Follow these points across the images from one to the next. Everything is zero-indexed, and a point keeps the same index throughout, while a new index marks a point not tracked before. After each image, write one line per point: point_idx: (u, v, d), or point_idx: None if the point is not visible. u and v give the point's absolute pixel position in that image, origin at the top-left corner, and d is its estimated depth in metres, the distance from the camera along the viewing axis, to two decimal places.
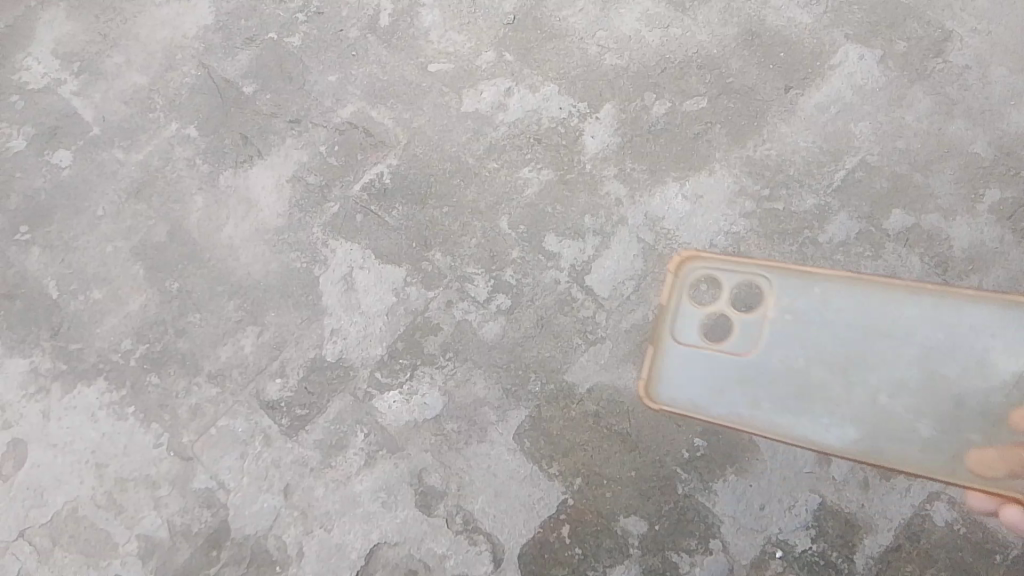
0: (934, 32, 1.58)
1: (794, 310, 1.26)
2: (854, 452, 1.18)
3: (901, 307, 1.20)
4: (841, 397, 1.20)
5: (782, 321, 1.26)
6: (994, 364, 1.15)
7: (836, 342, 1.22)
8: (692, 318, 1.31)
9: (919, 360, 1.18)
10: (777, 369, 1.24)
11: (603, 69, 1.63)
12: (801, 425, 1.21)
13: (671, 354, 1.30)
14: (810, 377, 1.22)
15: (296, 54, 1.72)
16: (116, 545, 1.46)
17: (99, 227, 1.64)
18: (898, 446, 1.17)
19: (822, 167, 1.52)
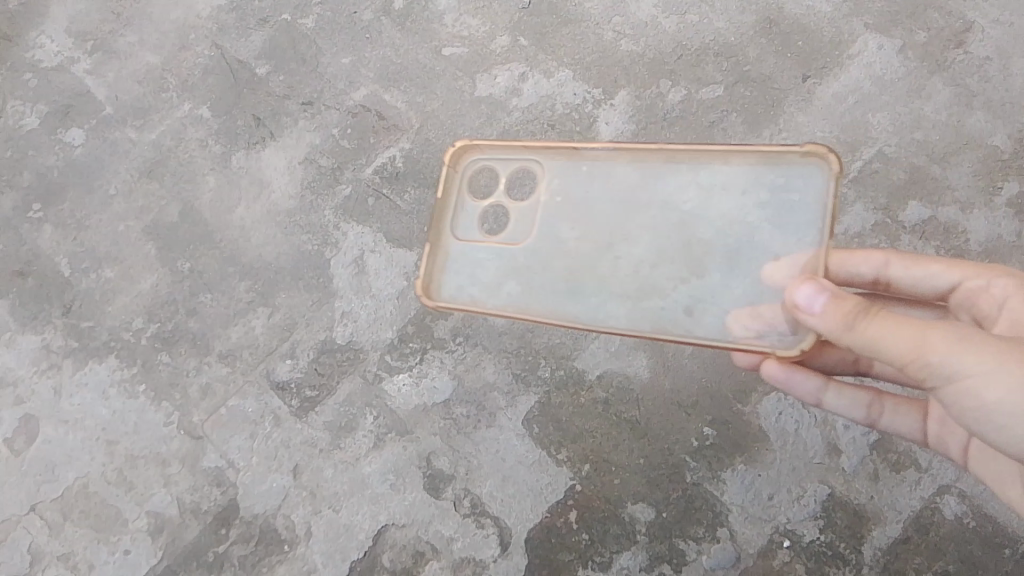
0: (954, 23, 1.56)
1: (567, 192, 1.11)
2: (626, 329, 1.04)
3: (604, 175, 1.09)
4: (609, 276, 1.07)
5: (551, 206, 1.12)
6: (804, 224, 0.99)
7: (597, 219, 1.09)
8: (472, 210, 1.14)
9: (683, 227, 1.06)
10: (539, 252, 1.11)
11: (618, 55, 1.62)
12: (609, 318, 1.05)
13: (451, 249, 1.13)
14: (579, 261, 1.09)
15: (310, 36, 1.72)
16: (125, 521, 1.46)
17: (112, 206, 1.65)
18: (682, 327, 1.03)
19: (838, 157, 1.51)
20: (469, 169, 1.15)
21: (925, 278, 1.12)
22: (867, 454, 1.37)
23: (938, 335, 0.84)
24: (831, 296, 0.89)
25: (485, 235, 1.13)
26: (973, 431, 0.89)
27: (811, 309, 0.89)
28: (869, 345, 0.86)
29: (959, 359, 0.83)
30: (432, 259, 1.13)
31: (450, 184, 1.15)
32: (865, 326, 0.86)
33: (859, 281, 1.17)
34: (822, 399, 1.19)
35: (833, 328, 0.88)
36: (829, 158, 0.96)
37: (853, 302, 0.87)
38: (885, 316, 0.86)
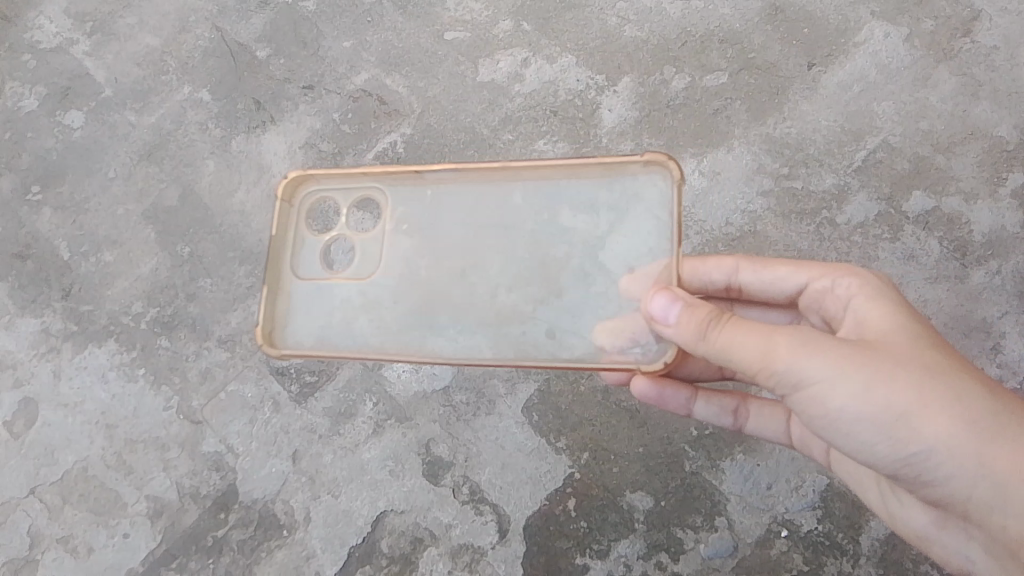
0: (962, 12, 1.55)
1: (410, 218, 1.12)
2: (492, 359, 1.04)
3: (450, 198, 1.10)
4: (467, 303, 1.08)
5: (398, 235, 1.12)
6: (650, 236, 1.03)
7: (448, 242, 1.10)
8: (314, 247, 1.12)
9: (536, 246, 1.08)
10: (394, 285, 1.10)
11: (622, 41, 1.61)
12: (463, 349, 1.05)
13: (295, 290, 1.10)
14: (434, 289, 1.09)
15: (311, 19, 1.70)
16: (125, 505, 1.46)
17: (111, 189, 1.64)
18: (545, 349, 1.04)
19: (841, 146, 1.50)
20: (307, 203, 1.13)
21: (772, 281, 1.13)
22: None
23: (788, 341, 0.88)
24: (684, 304, 0.92)
25: (331, 272, 1.11)
26: (825, 438, 0.93)
27: (666, 320, 0.93)
28: (720, 351, 0.89)
29: (810, 363, 0.87)
30: (275, 301, 1.09)
31: (285, 220, 1.12)
32: (718, 334, 0.89)
33: (715, 287, 1.18)
34: (692, 408, 1.23)
35: (687, 338, 0.91)
36: (671, 165, 0.99)
37: (705, 308, 0.91)
38: (735, 322, 0.90)
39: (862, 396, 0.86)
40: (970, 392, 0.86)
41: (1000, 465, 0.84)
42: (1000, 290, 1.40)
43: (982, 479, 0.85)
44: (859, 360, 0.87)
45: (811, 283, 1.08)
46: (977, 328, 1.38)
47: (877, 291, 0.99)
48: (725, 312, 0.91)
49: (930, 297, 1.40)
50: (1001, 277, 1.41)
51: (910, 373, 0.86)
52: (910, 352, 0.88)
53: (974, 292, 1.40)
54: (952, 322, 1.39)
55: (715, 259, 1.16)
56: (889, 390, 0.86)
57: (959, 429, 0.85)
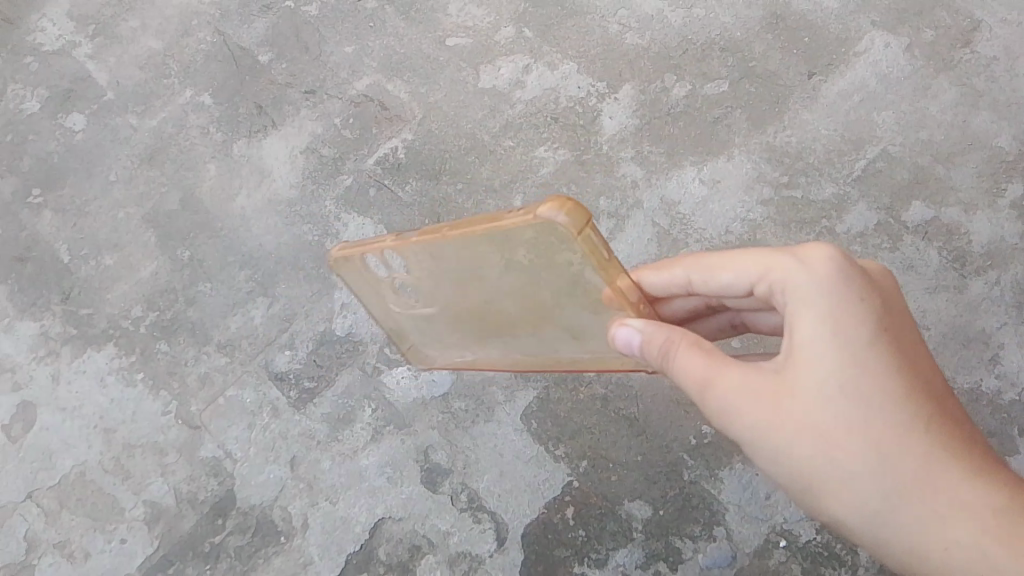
0: (962, 22, 1.56)
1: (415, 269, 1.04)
2: (567, 361, 1.13)
3: (429, 254, 0.99)
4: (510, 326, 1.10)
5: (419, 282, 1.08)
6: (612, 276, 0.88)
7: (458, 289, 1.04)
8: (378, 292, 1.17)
9: (520, 290, 0.98)
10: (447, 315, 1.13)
11: (624, 48, 1.62)
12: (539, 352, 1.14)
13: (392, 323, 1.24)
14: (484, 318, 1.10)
15: (314, 24, 1.72)
16: (122, 510, 1.46)
17: (112, 193, 1.64)
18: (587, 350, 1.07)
19: (842, 155, 1.50)
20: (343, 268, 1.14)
21: (727, 284, 0.97)
22: None
23: (714, 399, 0.90)
24: (643, 335, 0.92)
25: (401, 308, 1.19)
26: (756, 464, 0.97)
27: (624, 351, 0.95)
28: (668, 373, 0.94)
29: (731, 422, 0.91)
30: (397, 336, 1.29)
31: (352, 275, 1.15)
32: (665, 370, 0.93)
33: (678, 293, 1.03)
34: None
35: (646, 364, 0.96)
36: (565, 221, 0.81)
37: (660, 343, 0.92)
38: (681, 364, 0.91)
39: (773, 461, 0.90)
40: (881, 477, 0.86)
41: (891, 549, 0.87)
42: (999, 301, 1.39)
43: (877, 548, 0.89)
44: (775, 429, 0.88)
45: (766, 285, 0.92)
46: (976, 339, 1.37)
47: (840, 326, 0.87)
48: (678, 344, 0.91)
49: (928, 307, 1.39)
50: (1000, 288, 1.40)
51: (822, 451, 0.87)
52: (825, 423, 0.86)
53: (972, 303, 1.39)
54: (952, 333, 1.37)
55: (666, 269, 1.01)
56: (796, 461, 0.88)
57: (859, 510, 0.87)
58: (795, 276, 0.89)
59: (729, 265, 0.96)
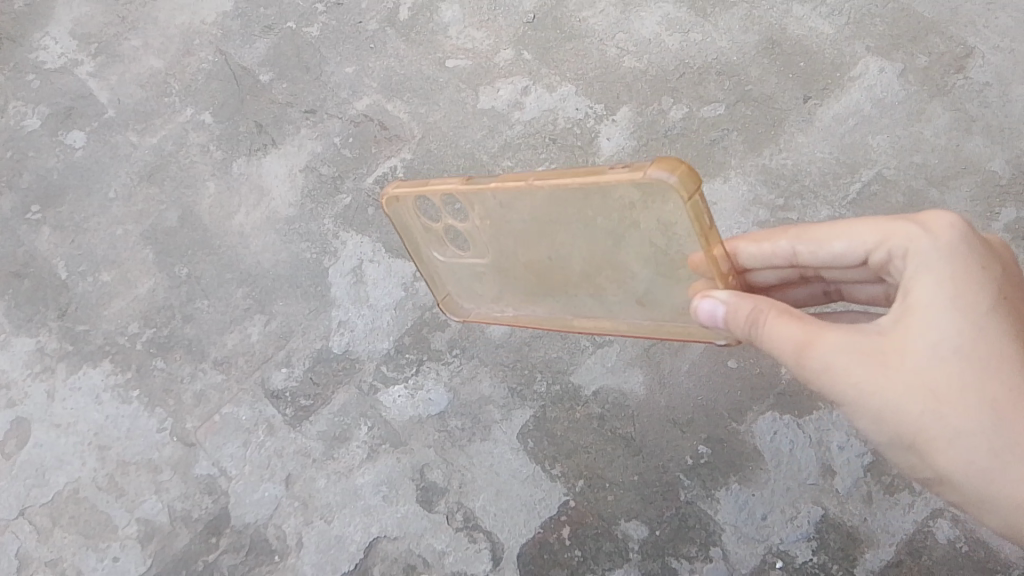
0: (955, 48, 1.58)
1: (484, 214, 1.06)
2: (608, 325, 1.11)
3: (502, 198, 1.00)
4: (564, 282, 1.10)
5: (485, 227, 1.08)
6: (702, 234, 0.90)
7: (524, 236, 1.05)
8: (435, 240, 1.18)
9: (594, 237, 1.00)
10: (500, 265, 1.13)
11: (621, 71, 1.64)
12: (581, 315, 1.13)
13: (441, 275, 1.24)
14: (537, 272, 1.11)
15: (315, 44, 1.74)
16: (115, 528, 1.45)
17: (111, 209, 1.64)
18: (636, 315, 1.08)
19: (837, 178, 1.51)
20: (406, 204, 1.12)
21: (837, 254, 0.98)
22: (861, 476, 1.37)
23: (814, 359, 0.87)
24: (729, 305, 0.91)
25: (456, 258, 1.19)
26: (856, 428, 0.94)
27: (712, 318, 0.93)
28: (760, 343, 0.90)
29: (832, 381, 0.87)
30: (433, 280, 1.25)
31: (401, 220, 1.16)
32: (755, 334, 0.90)
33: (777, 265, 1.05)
34: None
35: (734, 332, 0.93)
36: (676, 179, 0.82)
37: (749, 309, 0.90)
38: (776, 330, 0.88)
39: (876, 419, 0.87)
40: (992, 435, 0.84)
41: (995, 504, 0.85)
42: None
43: (978, 504, 0.88)
44: (882, 386, 0.85)
45: (881, 252, 0.93)
46: None
47: (958, 286, 0.87)
48: (766, 313, 0.89)
49: None
50: None
51: (932, 409, 0.85)
52: (941, 385, 0.84)
53: None
54: None
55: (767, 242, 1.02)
56: (909, 426, 0.86)
57: (967, 465, 0.85)
58: (911, 242, 0.90)
59: (835, 233, 0.97)
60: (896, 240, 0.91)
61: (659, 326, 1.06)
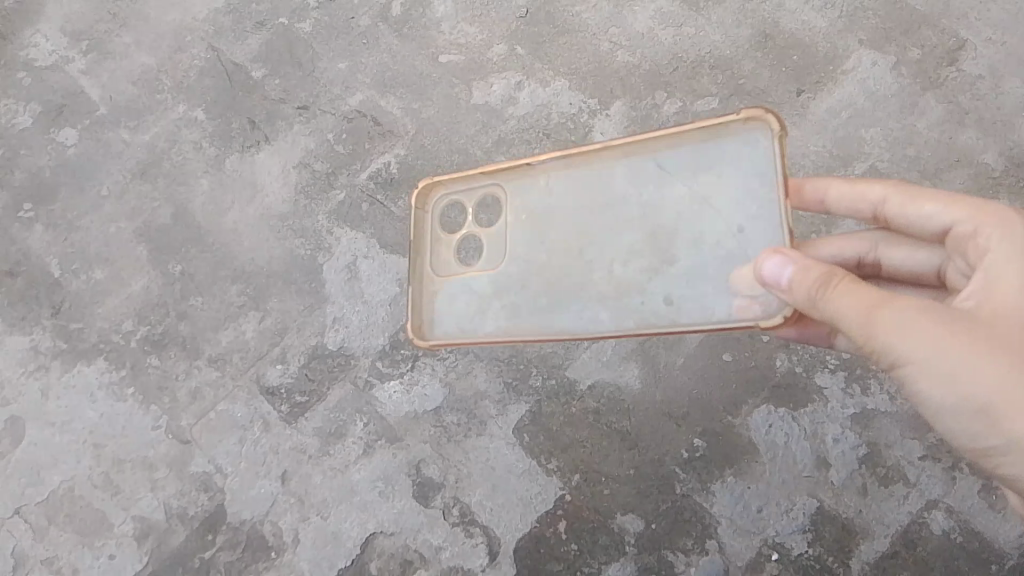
0: (947, 41, 1.57)
1: (528, 210, 1.15)
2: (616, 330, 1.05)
3: (561, 183, 1.12)
4: (588, 282, 1.08)
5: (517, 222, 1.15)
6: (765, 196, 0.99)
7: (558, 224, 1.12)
8: (449, 247, 1.19)
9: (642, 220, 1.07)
10: (515, 269, 1.14)
11: (615, 65, 1.63)
12: (583, 319, 1.07)
13: (435, 289, 1.18)
14: (558, 270, 1.11)
15: (308, 41, 1.71)
16: (111, 526, 1.46)
17: (104, 207, 1.64)
18: (667, 317, 1.03)
19: (831, 171, 1.52)
20: (437, 208, 1.21)
21: (922, 219, 1.03)
22: (856, 468, 1.37)
23: (893, 319, 0.86)
24: (800, 266, 0.90)
25: (467, 267, 1.17)
26: (920, 407, 0.92)
27: (778, 282, 0.91)
28: (829, 314, 0.88)
29: (907, 344, 0.86)
30: (415, 303, 1.18)
31: (421, 225, 1.21)
32: (825, 298, 0.88)
33: (862, 214, 1.11)
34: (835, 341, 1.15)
35: (795, 300, 0.91)
36: (769, 118, 0.96)
37: (822, 270, 0.89)
38: (847, 292, 0.87)
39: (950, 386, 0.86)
40: None
41: None
42: None
43: None
44: (958, 351, 0.85)
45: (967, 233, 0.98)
46: None
47: None
48: (837, 278, 0.88)
49: None
50: None
51: (1011, 370, 0.84)
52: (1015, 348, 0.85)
53: None
54: None
55: (864, 186, 1.08)
56: (987, 389, 0.84)
57: None
58: (1002, 232, 0.95)
59: (930, 199, 1.02)
60: (990, 221, 0.96)
61: (694, 323, 1.01)
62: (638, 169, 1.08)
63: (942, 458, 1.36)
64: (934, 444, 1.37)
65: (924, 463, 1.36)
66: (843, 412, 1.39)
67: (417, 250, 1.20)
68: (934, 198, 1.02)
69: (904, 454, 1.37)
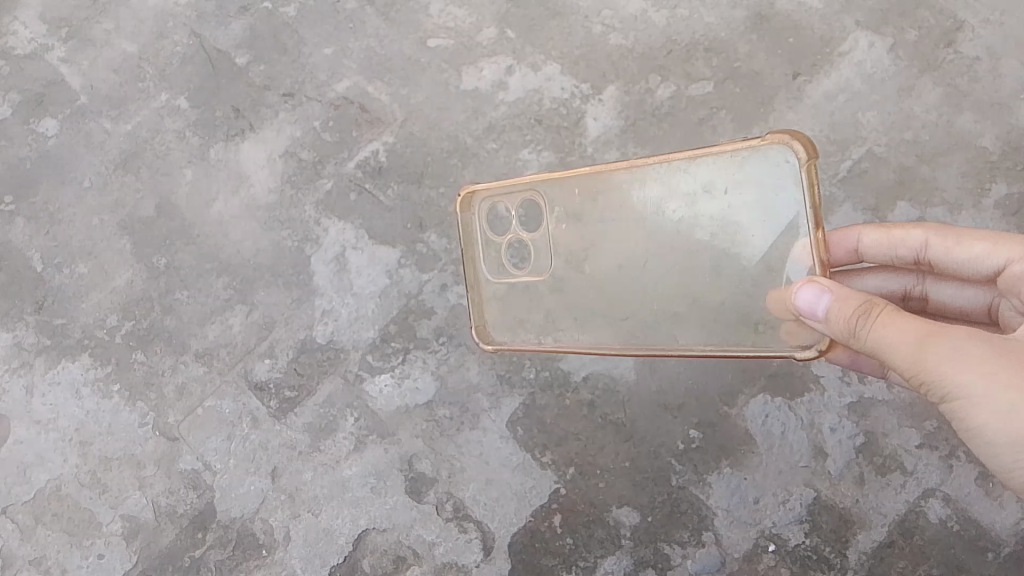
0: (946, 21, 1.54)
1: (567, 220, 1.19)
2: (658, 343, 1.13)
3: (595, 195, 1.16)
4: (631, 294, 1.15)
5: (558, 231, 1.20)
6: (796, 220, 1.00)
7: (598, 236, 1.17)
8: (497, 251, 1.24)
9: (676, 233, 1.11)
10: (562, 278, 1.20)
11: (607, 48, 1.59)
12: (628, 333, 1.15)
13: (488, 294, 1.25)
14: (602, 281, 1.17)
15: (292, 25, 1.66)
16: (100, 524, 1.44)
17: (85, 199, 1.60)
18: (704, 337, 1.10)
19: (827, 156, 1.50)
20: (480, 211, 1.25)
21: (968, 258, 1.06)
22: (853, 458, 1.36)
23: (943, 353, 0.85)
24: (836, 296, 0.91)
25: (517, 272, 1.23)
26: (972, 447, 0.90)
27: (815, 312, 0.93)
28: (872, 346, 0.88)
29: (959, 377, 0.84)
30: (474, 307, 1.26)
31: (468, 229, 1.25)
32: (867, 330, 0.88)
33: (904, 258, 1.13)
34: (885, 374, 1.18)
35: (834, 331, 0.91)
36: (795, 145, 0.95)
37: (859, 302, 0.89)
38: (889, 325, 0.87)
39: (1006, 421, 0.84)
40: None
41: None
42: None
43: None
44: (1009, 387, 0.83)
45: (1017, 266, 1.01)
46: None
47: None
48: (878, 309, 0.88)
49: None
50: None
51: None
52: None
53: None
54: None
55: (900, 231, 1.11)
56: None
57: None
58: None
59: (977, 238, 1.06)
60: None
61: (735, 343, 1.08)
62: (674, 183, 1.10)
63: (940, 446, 1.34)
64: (932, 432, 1.35)
65: (922, 452, 1.35)
66: (840, 401, 1.37)
67: (469, 256, 1.25)
68: (982, 237, 1.05)
69: (901, 443, 1.35)
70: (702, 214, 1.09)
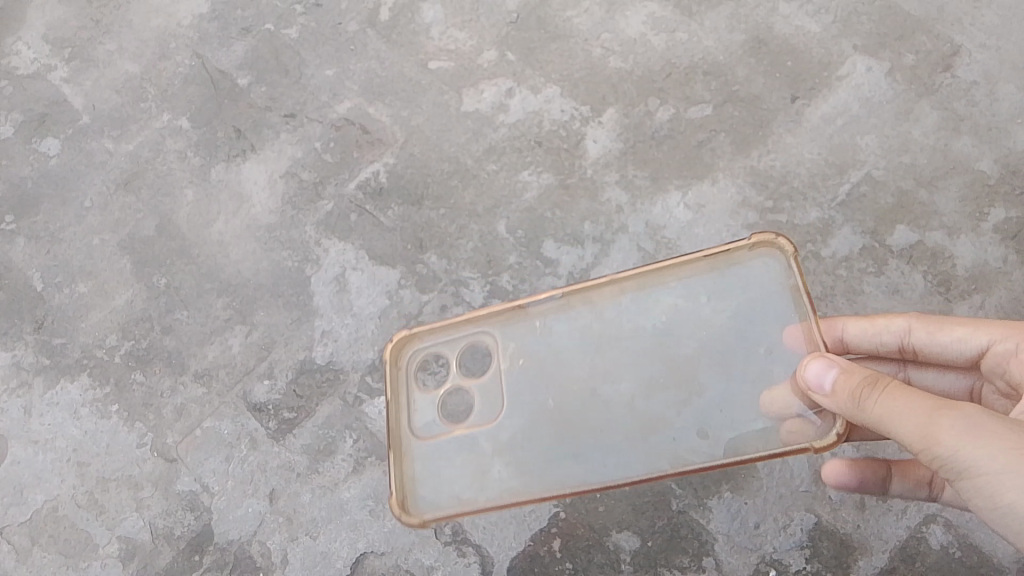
0: (942, 46, 1.56)
1: (524, 352, 1.21)
2: (647, 472, 1.08)
3: (559, 324, 1.20)
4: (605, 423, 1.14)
5: (509, 367, 1.21)
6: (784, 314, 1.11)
7: (569, 362, 1.19)
8: (427, 409, 1.20)
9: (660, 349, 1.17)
10: (524, 419, 1.18)
11: (607, 71, 1.60)
12: (613, 467, 1.10)
13: (414, 454, 1.16)
14: (569, 412, 1.17)
15: (294, 47, 1.68)
16: (95, 547, 1.42)
17: (86, 219, 1.60)
18: (706, 449, 1.09)
19: (826, 180, 1.50)
20: (409, 364, 1.22)
21: (950, 344, 1.07)
22: None
23: (952, 426, 0.83)
24: (841, 371, 0.95)
25: (448, 425, 1.19)
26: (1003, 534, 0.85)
27: (822, 385, 0.96)
28: (878, 421, 0.89)
29: (975, 454, 0.82)
30: (395, 461, 1.14)
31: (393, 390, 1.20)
32: (871, 403, 0.89)
33: (887, 347, 1.13)
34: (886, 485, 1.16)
35: (839, 405, 0.94)
36: (782, 243, 1.09)
37: (864, 377, 0.92)
38: (893, 399, 0.88)
39: None
40: None
41: None
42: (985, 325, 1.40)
43: None
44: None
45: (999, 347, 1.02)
46: None
47: None
48: (881, 384, 0.90)
49: None
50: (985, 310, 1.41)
51: None
52: None
53: None
54: None
55: (883, 320, 1.11)
56: None
57: None
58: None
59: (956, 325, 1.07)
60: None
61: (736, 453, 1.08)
62: (644, 304, 1.18)
63: None
64: None
65: None
66: None
67: (392, 400, 1.20)
68: (961, 323, 1.06)
69: None
70: (681, 319, 1.17)
